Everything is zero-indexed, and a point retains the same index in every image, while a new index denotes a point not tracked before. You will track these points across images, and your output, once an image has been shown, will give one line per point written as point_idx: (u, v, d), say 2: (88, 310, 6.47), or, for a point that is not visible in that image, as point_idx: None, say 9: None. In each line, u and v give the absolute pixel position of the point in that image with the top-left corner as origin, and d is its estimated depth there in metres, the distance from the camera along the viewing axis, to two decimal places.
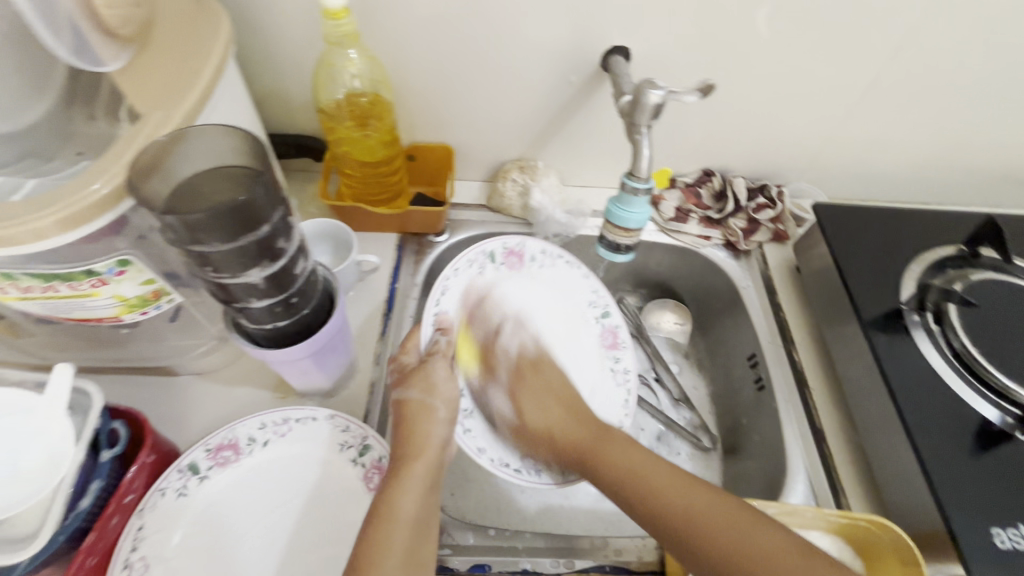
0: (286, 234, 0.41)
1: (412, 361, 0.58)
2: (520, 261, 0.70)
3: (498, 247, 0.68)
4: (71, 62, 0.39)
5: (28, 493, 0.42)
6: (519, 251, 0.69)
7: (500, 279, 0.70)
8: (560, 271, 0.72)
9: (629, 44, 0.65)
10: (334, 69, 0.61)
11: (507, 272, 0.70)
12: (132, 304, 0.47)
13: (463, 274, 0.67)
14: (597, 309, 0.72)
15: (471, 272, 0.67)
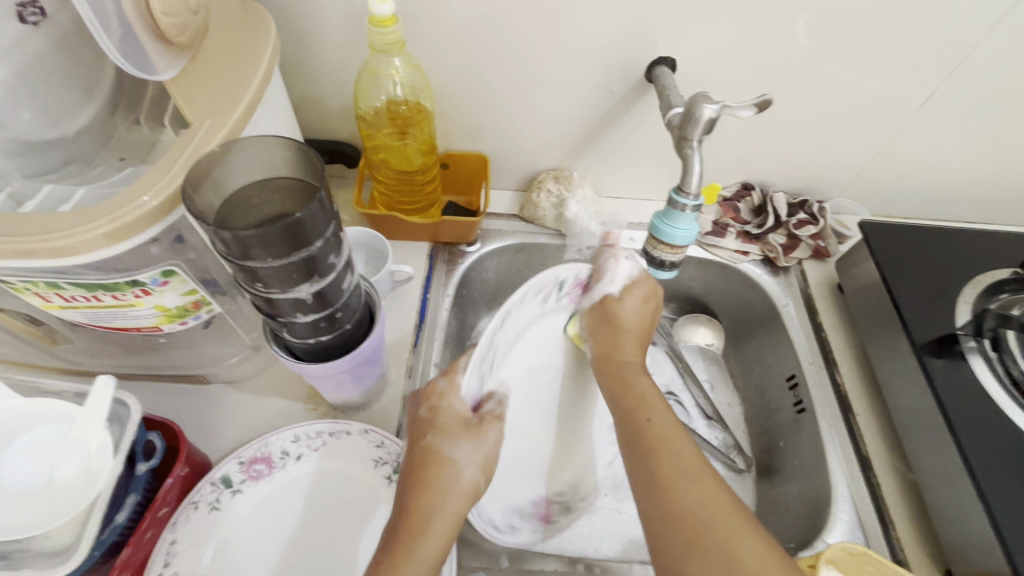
0: (336, 248, 0.40)
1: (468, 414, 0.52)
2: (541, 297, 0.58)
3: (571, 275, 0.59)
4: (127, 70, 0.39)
5: (62, 507, 0.40)
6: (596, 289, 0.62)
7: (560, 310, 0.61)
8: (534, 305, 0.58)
9: (675, 56, 0.63)
10: (378, 77, 0.60)
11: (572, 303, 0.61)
12: (172, 314, 0.46)
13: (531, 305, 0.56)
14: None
15: (536, 302, 0.57)
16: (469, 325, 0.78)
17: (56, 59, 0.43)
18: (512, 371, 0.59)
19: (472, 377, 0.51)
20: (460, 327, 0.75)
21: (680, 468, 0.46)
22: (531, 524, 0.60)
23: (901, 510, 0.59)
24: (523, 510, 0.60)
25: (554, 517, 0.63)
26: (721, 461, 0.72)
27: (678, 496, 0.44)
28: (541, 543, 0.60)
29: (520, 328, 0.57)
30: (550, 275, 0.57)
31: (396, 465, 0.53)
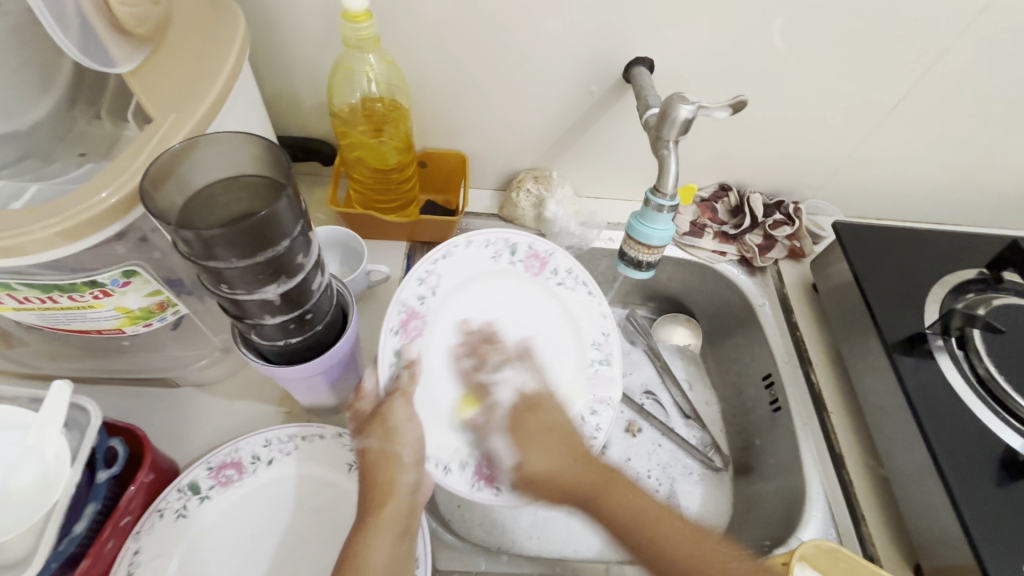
0: (305, 248, 0.39)
1: (372, 400, 0.53)
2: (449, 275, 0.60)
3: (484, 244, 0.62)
4: (81, 62, 0.37)
5: (15, 518, 0.39)
6: (544, 257, 0.64)
7: (507, 273, 0.63)
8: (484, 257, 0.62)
9: (652, 56, 0.63)
10: (352, 73, 0.59)
11: (523, 272, 0.64)
12: (135, 316, 0.44)
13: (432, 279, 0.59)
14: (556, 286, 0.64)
15: (484, 254, 0.62)
16: None
17: (10, 50, 0.41)
18: (449, 336, 0.59)
19: (391, 341, 0.55)
20: None
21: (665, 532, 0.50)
22: (470, 475, 0.54)
23: (872, 506, 0.60)
24: (466, 461, 0.55)
25: (502, 471, 0.55)
26: (698, 460, 0.73)
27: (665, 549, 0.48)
28: (483, 494, 0.53)
29: (454, 291, 0.60)
30: (449, 244, 0.60)
31: None
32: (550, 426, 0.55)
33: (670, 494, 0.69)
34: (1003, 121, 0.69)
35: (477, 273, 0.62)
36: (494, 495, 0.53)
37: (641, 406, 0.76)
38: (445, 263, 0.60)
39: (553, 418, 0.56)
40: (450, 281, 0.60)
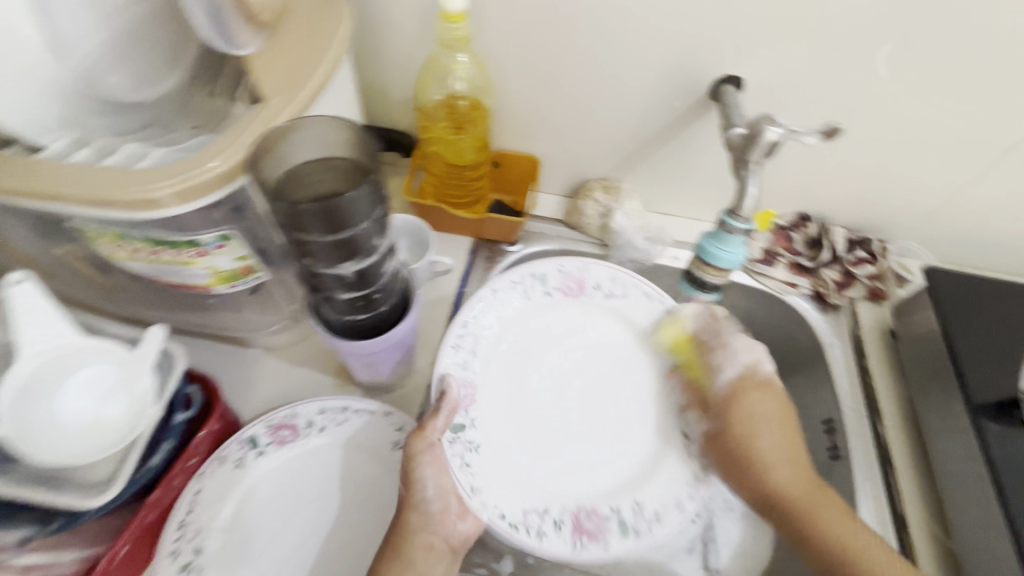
0: (382, 231, 0.41)
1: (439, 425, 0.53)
2: (577, 290, 0.66)
3: (553, 269, 0.65)
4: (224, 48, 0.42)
5: (107, 442, 0.44)
6: (578, 276, 0.66)
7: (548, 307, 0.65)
8: (634, 304, 0.66)
9: (743, 76, 0.62)
10: (441, 71, 0.62)
11: (559, 300, 0.66)
12: (224, 276, 0.48)
13: (504, 296, 0.64)
14: (672, 350, 0.65)
15: (513, 297, 0.64)
16: None
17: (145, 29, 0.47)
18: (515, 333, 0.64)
19: (451, 356, 0.58)
20: None
21: (803, 488, 0.58)
22: (568, 533, 0.54)
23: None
24: (559, 519, 0.55)
25: (605, 526, 0.55)
26: (744, 497, 0.69)
27: (820, 539, 0.55)
28: (587, 552, 0.53)
29: (574, 310, 0.66)
30: (528, 274, 0.65)
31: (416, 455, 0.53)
32: (766, 410, 0.61)
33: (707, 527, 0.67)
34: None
35: (527, 309, 0.65)
36: (601, 551, 0.53)
37: None
38: (479, 319, 0.62)
39: (756, 410, 0.61)
40: (507, 317, 0.64)
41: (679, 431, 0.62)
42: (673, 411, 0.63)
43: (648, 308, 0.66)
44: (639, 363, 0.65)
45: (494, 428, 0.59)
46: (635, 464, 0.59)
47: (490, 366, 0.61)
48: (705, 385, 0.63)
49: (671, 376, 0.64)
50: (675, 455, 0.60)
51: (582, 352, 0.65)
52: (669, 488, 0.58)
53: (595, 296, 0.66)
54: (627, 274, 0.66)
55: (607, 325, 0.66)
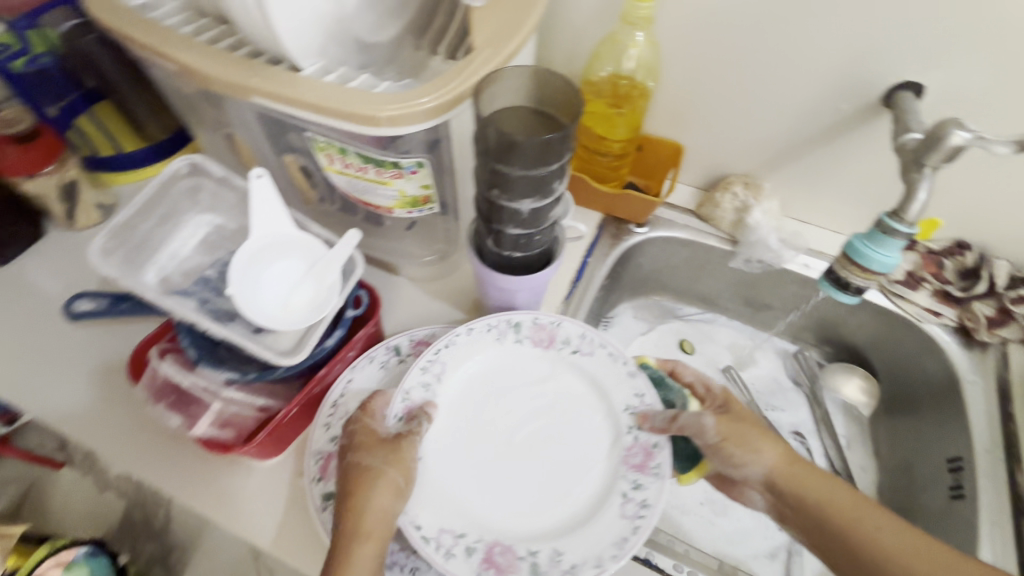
0: (563, 177, 0.46)
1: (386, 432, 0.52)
2: (549, 342, 0.59)
3: (527, 319, 0.60)
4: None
5: (295, 320, 0.52)
6: (551, 330, 0.59)
7: (519, 355, 0.60)
8: (599, 363, 0.58)
9: (925, 82, 0.59)
10: (618, 47, 0.65)
11: (530, 350, 0.60)
12: (406, 201, 0.56)
13: (477, 337, 0.59)
14: (634, 416, 0.55)
15: (487, 338, 0.60)
16: (611, 303, 0.86)
17: None
18: (473, 372, 0.59)
19: (416, 375, 0.56)
20: (604, 297, 0.82)
21: (799, 474, 0.53)
22: (477, 562, 0.48)
23: None
24: (473, 546, 0.49)
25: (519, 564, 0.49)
26: None
27: (835, 514, 0.50)
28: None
29: (542, 358, 0.60)
30: (506, 318, 0.60)
31: None
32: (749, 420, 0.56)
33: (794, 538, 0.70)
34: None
35: (497, 350, 0.60)
36: None
37: None
38: (450, 350, 0.58)
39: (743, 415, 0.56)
40: (477, 354, 0.59)
41: (625, 489, 0.52)
42: (620, 464, 0.54)
43: (615, 372, 0.57)
44: (602, 419, 0.56)
45: (440, 451, 0.55)
46: (566, 509, 0.52)
47: (455, 395, 0.58)
48: (661, 449, 0.53)
49: (628, 434, 0.55)
50: (612, 519, 0.50)
51: (541, 399, 0.58)
52: (587, 555, 0.49)
53: (566, 351, 0.59)
54: (615, 343, 0.58)
55: (576, 379, 0.59)
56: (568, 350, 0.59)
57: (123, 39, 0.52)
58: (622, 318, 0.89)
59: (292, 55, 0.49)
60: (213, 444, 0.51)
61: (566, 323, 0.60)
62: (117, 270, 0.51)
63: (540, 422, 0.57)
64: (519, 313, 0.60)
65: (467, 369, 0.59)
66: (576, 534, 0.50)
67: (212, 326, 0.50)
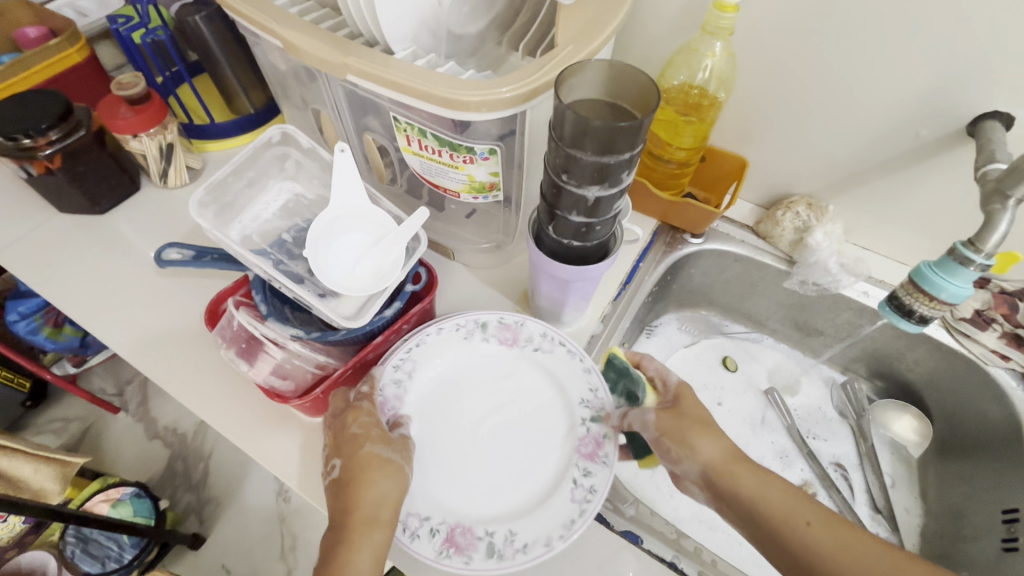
0: (630, 168, 0.46)
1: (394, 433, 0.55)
2: (512, 340, 0.62)
3: (492, 318, 0.62)
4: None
5: (357, 287, 0.55)
6: (515, 328, 0.62)
7: (485, 353, 0.62)
8: (558, 360, 0.60)
9: (1016, 115, 0.57)
10: (695, 56, 0.65)
11: (496, 348, 0.62)
12: (474, 187, 0.59)
13: (446, 336, 0.62)
14: (588, 409, 0.57)
15: (456, 337, 0.62)
16: (656, 310, 0.87)
17: None
18: (444, 369, 0.61)
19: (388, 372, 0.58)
20: (650, 304, 0.82)
21: (737, 469, 0.50)
22: (439, 542, 0.51)
23: None
24: (436, 527, 0.51)
25: (478, 540, 0.51)
26: None
27: (773, 512, 0.48)
28: (449, 563, 0.50)
29: (506, 355, 0.62)
30: (472, 318, 0.62)
31: (595, 414, 0.57)
32: (700, 419, 0.53)
33: None
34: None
35: (465, 349, 0.62)
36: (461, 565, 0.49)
37: (824, 472, 0.76)
38: (421, 350, 0.61)
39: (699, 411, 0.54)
40: (448, 352, 0.62)
41: (576, 476, 0.54)
42: (573, 453, 0.55)
43: (571, 369, 0.59)
44: (559, 410, 0.58)
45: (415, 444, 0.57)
46: (520, 494, 0.54)
47: (426, 391, 0.60)
48: (611, 440, 0.55)
49: (582, 425, 0.57)
50: (563, 505, 0.52)
51: (502, 394, 0.60)
52: (538, 535, 0.51)
53: (528, 349, 0.61)
54: (571, 342, 0.60)
55: (538, 376, 0.61)
56: (531, 349, 0.61)
57: (236, 15, 0.57)
58: (666, 328, 0.89)
59: (387, 39, 0.52)
60: (272, 392, 0.56)
61: (528, 323, 0.62)
62: (208, 223, 0.56)
63: (505, 416, 0.59)
64: (486, 313, 0.63)
65: (437, 366, 0.61)
66: (531, 515, 0.52)
67: (286, 283, 0.54)
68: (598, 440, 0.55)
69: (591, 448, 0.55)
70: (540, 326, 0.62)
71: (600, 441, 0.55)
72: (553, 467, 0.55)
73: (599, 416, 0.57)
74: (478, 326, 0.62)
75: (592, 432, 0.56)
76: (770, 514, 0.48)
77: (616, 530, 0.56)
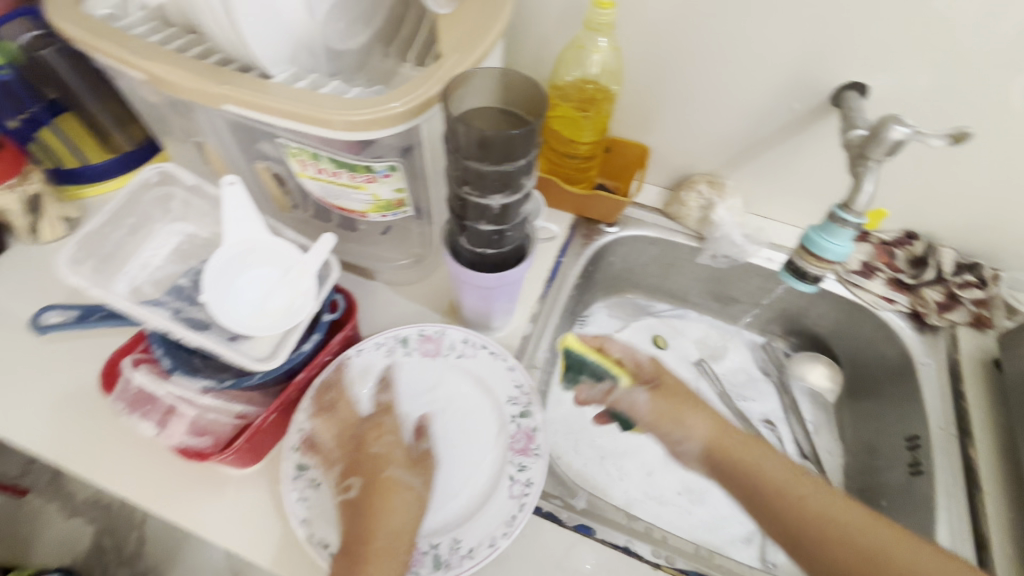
0: (530, 172, 0.47)
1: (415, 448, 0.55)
2: (436, 350, 0.61)
3: (412, 332, 0.61)
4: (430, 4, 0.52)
5: (270, 326, 0.52)
6: (436, 339, 0.61)
7: (409, 368, 0.61)
8: (482, 363, 0.60)
9: (870, 84, 0.63)
10: (582, 52, 0.66)
11: (419, 361, 0.61)
12: (381, 205, 0.57)
13: (366, 357, 0.60)
14: (516, 406, 0.58)
15: (377, 357, 0.60)
16: (586, 301, 0.89)
17: None
18: (370, 391, 0.59)
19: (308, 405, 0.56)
20: (578, 296, 0.84)
21: (726, 441, 0.64)
22: None
23: None
24: None
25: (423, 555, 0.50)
26: None
27: (768, 485, 0.60)
28: None
29: (430, 366, 0.61)
30: (391, 334, 0.61)
31: (523, 410, 0.57)
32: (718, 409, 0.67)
33: None
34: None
35: (389, 367, 0.60)
36: None
37: (756, 430, 0.82)
38: (342, 375, 0.58)
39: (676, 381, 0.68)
40: (371, 373, 0.59)
41: (512, 473, 0.54)
42: (507, 451, 0.55)
43: (495, 369, 0.60)
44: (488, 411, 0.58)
45: None
46: (460, 500, 0.53)
47: (352, 416, 0.57)
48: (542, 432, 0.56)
49: (512, 422, 0.57)
50: (502, 503, 0.52)
51: (431, 405, 0.59)
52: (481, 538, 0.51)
53: (452, 356, 0.61)
54: (493, 343, 0.60)
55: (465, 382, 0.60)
56: (455, 357, 0.61)
57: (85, 47, 0.52)
58: (597, 317, 0.91)
59: (260, 62, 0.50)
60: (190, 453, 0.51)
61: (449, 331, 0.62)
62: (85, 281, 0.51)
63: (437, 426, 0.58)
64: (406, 328, 0.61)
65: (361, 389, 0.59)
66: (473, 519, 0.52)
67: (186, 334, 0.50)
68: (529, 434, 0.56)
69: (523, 443, 0.55)
70: (460, 332, 0.61)
71: (531, 434, 0.56)
72: (489, 468, 0.55)
73: (528, 411, 0.57)
74: (399, 342, 0.61)
75: (523, 427, 0.56)
76: (772, 481, 0.60)
77: (570, 526, 0.56)
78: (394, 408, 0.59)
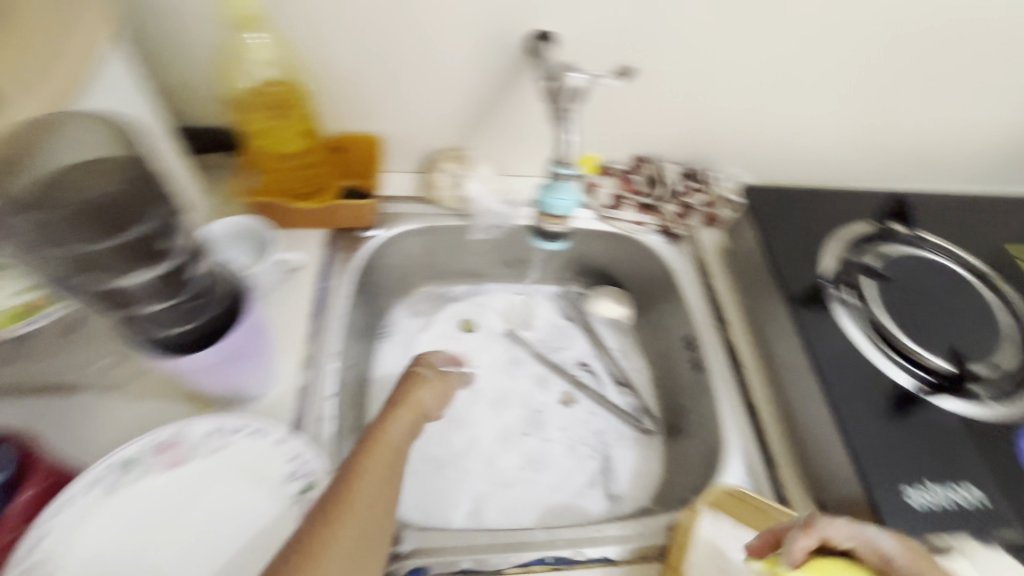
0: (170, 227, 0.46)
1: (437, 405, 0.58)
2: (181, 453, 0.49)
3: (142, 445, 0.48)
4: None
5: None
6: (177, 441, 0.49)
7: (149, 491, 0.48)
8: (243, 447, 0.50)
9: (553, 30, 0.64)
10: (239, 56, 0.60)
11: (162, 476, 0.48)
12: (18, 313, 0.55)
13: (80, 504, 0.45)
14: (297, 481, 0.49)
15: (97, 496, 0.46)
16: (379, 313, 0.82)
17: None
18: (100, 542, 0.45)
19: None
20: (363, 312, 0.76)
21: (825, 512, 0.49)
22: None
23: (786, 451, 0.62)
24: None
25: None
26: (630, 424, 0.80)
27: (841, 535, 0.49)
28: None
29: (180, 476, 0.49)
30: (111, 458, 0.47)
31: (306, 483, 0.49)
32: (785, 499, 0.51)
33: (603, 460, 0.77)
34: (902, 65, 0.72)
35: (121, 500, 0.47)
36: None
37: (574, 378, 0.84)
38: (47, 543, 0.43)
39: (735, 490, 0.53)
40: (94, 521, 0.45)
41: None
42: None
43: (261, 448, 0.50)
44: (268, 500, 0.48)
45: None
46: None
47: None
48: None
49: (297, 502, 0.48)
50: None
51: (192, 525, 0.47)
52: None
53: (204, 453, 0.50)
54: (250, 420, 0.51)
55: (231, 476, 0.49)
56: (210, 452, 0.50)
57: None
58: (399, 323, 0.85)
59: None
60: None
61: (192, 425, 0.50)
62: None
63: (206, 547, 0.46)
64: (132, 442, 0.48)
65: (84, 546, 0.44)
66: None
67: None
68: None
69: None
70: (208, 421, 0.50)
71: None
72: None
73: (312, 483, 0.49)
74: (128, 464, 0.48)
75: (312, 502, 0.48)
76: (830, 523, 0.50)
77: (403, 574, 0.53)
78: (141, 548, 0.45)
